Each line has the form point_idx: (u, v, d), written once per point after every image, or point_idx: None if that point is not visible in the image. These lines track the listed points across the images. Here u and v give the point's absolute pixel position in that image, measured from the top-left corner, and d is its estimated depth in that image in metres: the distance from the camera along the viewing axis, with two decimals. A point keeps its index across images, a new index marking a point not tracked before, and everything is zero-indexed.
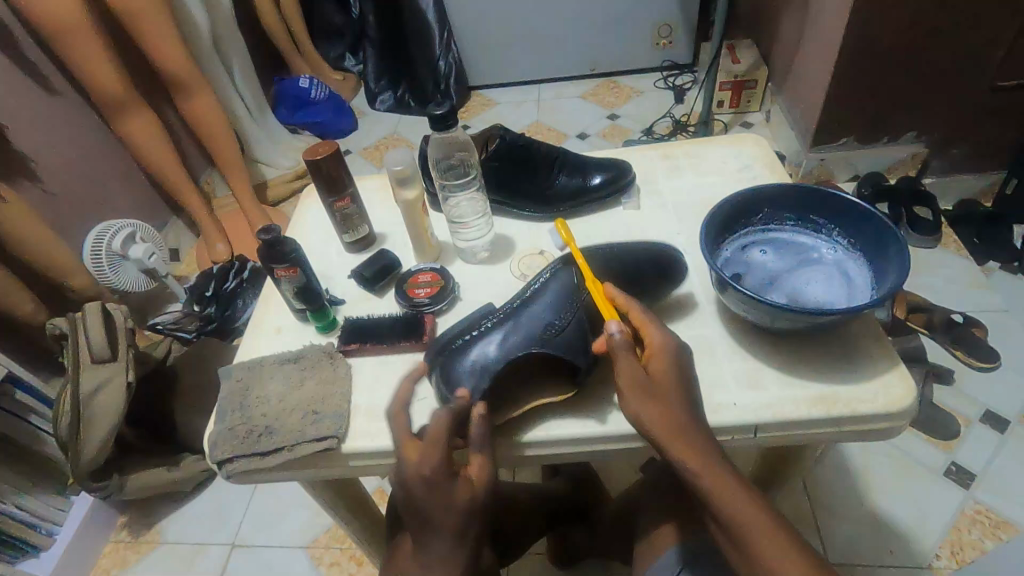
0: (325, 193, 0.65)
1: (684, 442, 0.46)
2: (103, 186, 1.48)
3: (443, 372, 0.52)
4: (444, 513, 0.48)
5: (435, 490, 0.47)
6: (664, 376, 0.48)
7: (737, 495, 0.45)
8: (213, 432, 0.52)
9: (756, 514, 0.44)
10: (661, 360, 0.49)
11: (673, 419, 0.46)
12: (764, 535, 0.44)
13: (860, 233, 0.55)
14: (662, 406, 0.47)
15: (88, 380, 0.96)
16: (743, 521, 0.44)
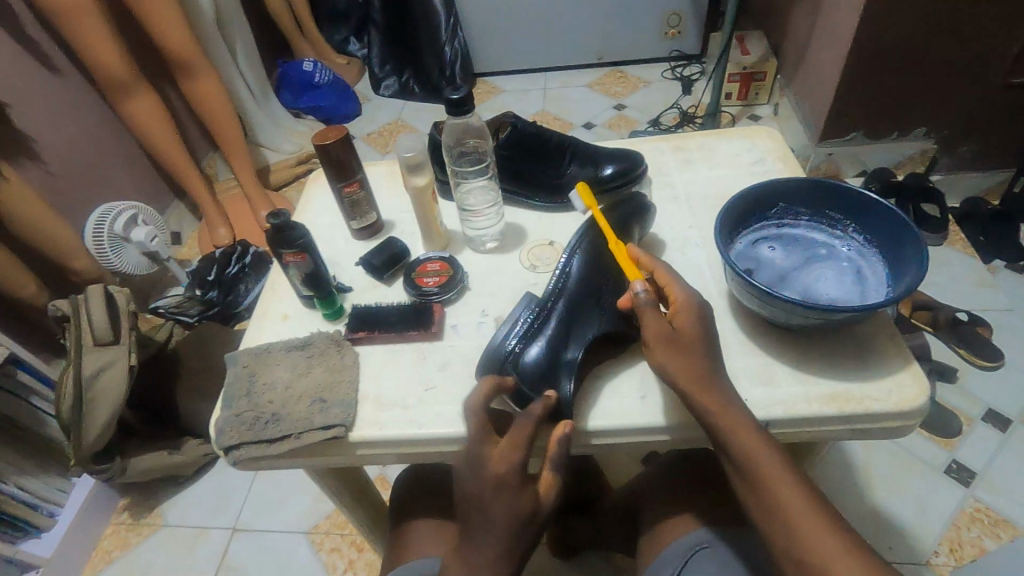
0: (333, 179, 0.64)
1: (708, 394, 0.47)
2: (105, 168, 1.46)
3: (520, 378, 0.51)
4: (510, 514, 0.46)
5: (507, 485, 0.46)
6: (689, 331, 0.49)
7: (786, 480, 0.45)
8: (220, 418, 0.51)
9: (777, 466, 0.46)
10: (687, 316, 0.50)
11: (698, 372, 0.48)
12: (784, 485, 0.45)
13: (877, 231, 0.54)
14: (687, 361, 0.48)
15: (90, 363, 0.95)
16: (764, 471, 0.45)
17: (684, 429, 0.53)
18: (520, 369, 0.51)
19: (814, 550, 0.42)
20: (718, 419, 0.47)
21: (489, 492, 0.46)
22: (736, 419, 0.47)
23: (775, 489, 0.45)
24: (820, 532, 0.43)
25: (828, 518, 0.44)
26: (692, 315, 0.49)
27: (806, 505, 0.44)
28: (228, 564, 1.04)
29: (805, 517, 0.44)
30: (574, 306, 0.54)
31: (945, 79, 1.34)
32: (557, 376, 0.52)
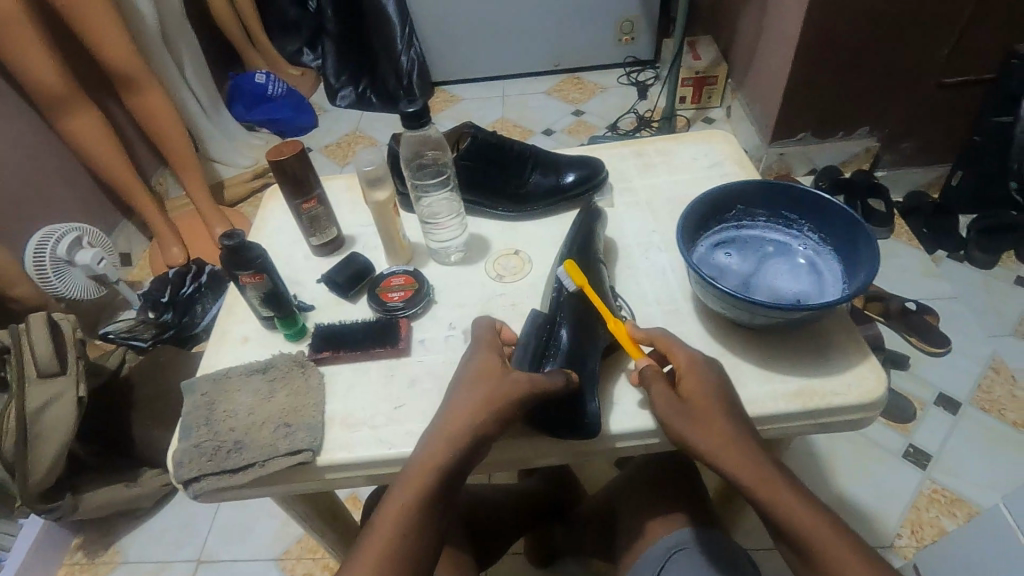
0: (290, 196, 0.62)
1: (737, 453, 0.46)
2: (44, 188, 1.39)
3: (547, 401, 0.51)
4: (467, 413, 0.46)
5: (483, 381, 0.48)
6: (704, 392, 0.48)
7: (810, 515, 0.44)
8: (178, 450, 0.49)
9: (816, 521, 0.43)
10: (701, 374, 0.49)
11: (724, 431, 0.46)
12: (824, 539, 0.43)
13: (830, 230, 0.56)
14: (709, 422, 0.47)
15: (36, 396, 0.90)
16: (804, 529, 0.43)
17: (655, 432, 0.54)
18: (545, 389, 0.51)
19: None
20: (748, 477, 0.45)
21: (469, 382, 0.49)
22: (767, 475, 0.45)
23: (817, 545, 0.43)
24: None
25: (875, 566, 0.42)
26: (703, 376, 0.49)
27: (851, 557, 0.42)
28: None
29: (854, 566, 0.42)
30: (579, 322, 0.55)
31: (884, 80, 1.40)
32: (581, 393, 0.52)
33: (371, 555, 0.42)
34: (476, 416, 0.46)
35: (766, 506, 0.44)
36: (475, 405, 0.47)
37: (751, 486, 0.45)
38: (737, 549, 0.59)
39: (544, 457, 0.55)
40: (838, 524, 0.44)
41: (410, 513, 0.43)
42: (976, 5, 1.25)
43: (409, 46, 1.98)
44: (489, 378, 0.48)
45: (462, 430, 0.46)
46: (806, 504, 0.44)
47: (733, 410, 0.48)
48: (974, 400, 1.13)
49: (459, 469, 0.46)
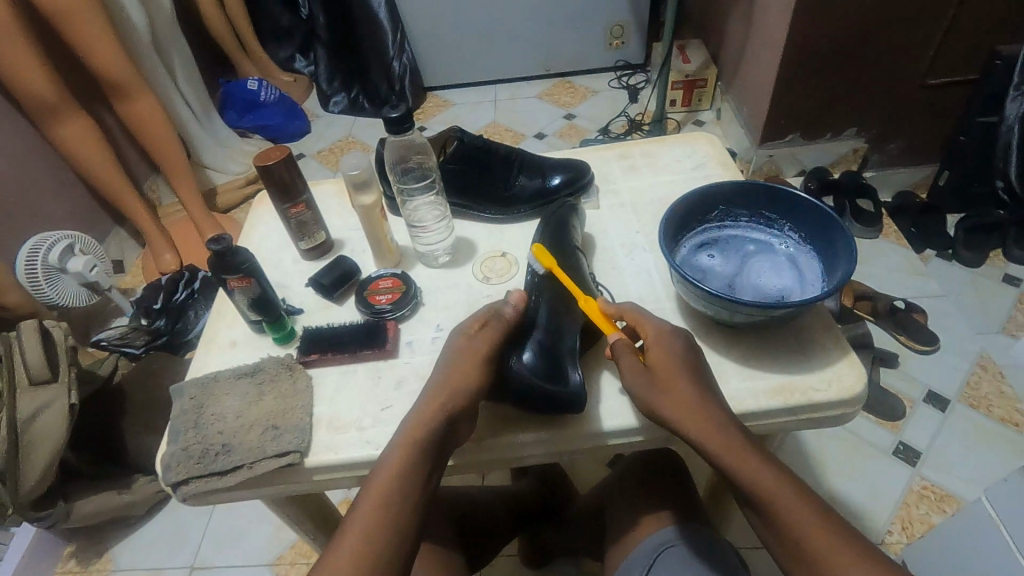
0: (278, 201, 0.63)
1: (706, 422, 0.47)
2: (35, 196, 1.39)
3: (532, 372, 0.52)
4: (450, 393, 0.49)
5: (467, 361, 0.51)
6: (671, 363, 0.49)
7: (785, 491, 0.44)
8: (166, 453, 0.49)
9: (782, 486, 0.45)
10: (671, 345, 0.51)
11: (692, 399, 0.48)
12: (789, 504, 0.44)
13: (810, 229, 0.56)
14: (677, 392, 0.48)
15: (27, 403, 0.90)
16: (770, 495, 0.44)
17: (640, 431, 0.54)
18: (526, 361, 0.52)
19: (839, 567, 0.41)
20: (716, 444, 0.46)
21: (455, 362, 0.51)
22: (735, 442, 0.46)
23: (783, 510, 0.44)
24: (838, 545, 0.42)
25: (838, 530, 0.43)
26: (671, 348, 0.50)
27: (816, 521, 0.43)
28: None
29: (819, 530, 0.43)
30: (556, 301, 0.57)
31: (870, 82, 1.42)
32: (564, 365, 0.54)
33: (355, 527, 0.43)
34: (458, 397, 0.49)
35: (734, 473, 0.45)
36: (457, 386, 0.50)
37: (719, 453, 0.46)
38: (724, 546, 0.60)
39: (527, 457, 0.55)
40: (811, 498, 0.44)
41: (390, 488, 0.45)
42: (958, 8, 1.26)
43: (401, 52, 1.99)
44: (475, 359, 0.51)
45: (444, 407, 0.48)
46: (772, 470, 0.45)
47: (700, 379, 0.49)
48: (963, 397, 1.14)
49: (440, 446, 0.48)
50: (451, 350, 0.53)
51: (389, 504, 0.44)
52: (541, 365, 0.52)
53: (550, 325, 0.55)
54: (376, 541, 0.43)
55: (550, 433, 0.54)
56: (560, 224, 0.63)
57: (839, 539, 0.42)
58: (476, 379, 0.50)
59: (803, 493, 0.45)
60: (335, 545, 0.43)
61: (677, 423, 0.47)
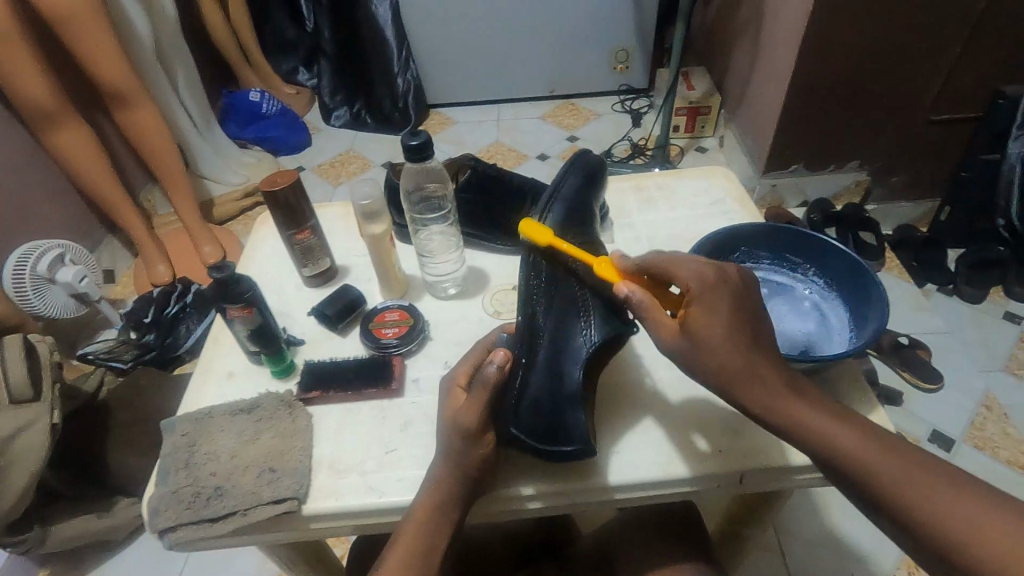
0: (284, 226, 0.60)
1: (760, 388, 0.45)
2: (27, 203, 1.36)
3: (525, 431, 0.52)
4: (454, 469, 0.46)
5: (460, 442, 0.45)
6: (715, 327, 0.46)
7: (867, 447, 0.42)
8: (155, 495, 0.46)
9: (853, 434, 0.43)
10: (712, 297, 0.46)
11: (748, 367, 0.45)
12: (861, 449, 0.42)
13: (836, 276, 0.55)
14: (723, 358, 0.45)
15: (6, 422, 0.86)
16: (835, 440, 0.43)
17: (650, 486, 0.56)
18: (517, 422, 0.52)
19: (928, 500, 0.39)
20: (769, 402, 0.45)
21: (452, 440, 0.46)
22: (788, 399, 0.45)
23: (852, 455, 0.42)
24: (926, 478, 0.40)
25: (923, 463, 0.41)
26: (715, 304, 0.45)
27: (893, 460, 0.41)
28: None
29: (915, 481, 0.40)
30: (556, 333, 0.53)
31: (875, 115, 1.42)
32: (565, 416, 0.52)
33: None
34: (461, 476, 0.46)
35: (791, 429, 0.45)
36: (455, 462, 0.46)
37: (773, 413, 0.45)
38: None
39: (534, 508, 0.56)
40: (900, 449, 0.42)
41: (420, 566, 0.43)
42: (965, 46, 1.27)
43: (406, 68, 1.98)
44: (467, 440, 0.45)
45: (465, 475, 0.46)
46: (836, 421, 0.44)
47: (754, 341, 0.45)
48: (968, 437, 1.12)
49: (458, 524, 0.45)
50: (444, 422, 0.47)
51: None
52: (533, 423, 0.52)
53: (545, 365, 0.53)
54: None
55: (560, 487, 0.55)
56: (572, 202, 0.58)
57: (924, 471, 0.40)
58: (477, 453, 0.46)
59: (873, 435, 0.43)
60: None
61: (726, 386, 0.46)
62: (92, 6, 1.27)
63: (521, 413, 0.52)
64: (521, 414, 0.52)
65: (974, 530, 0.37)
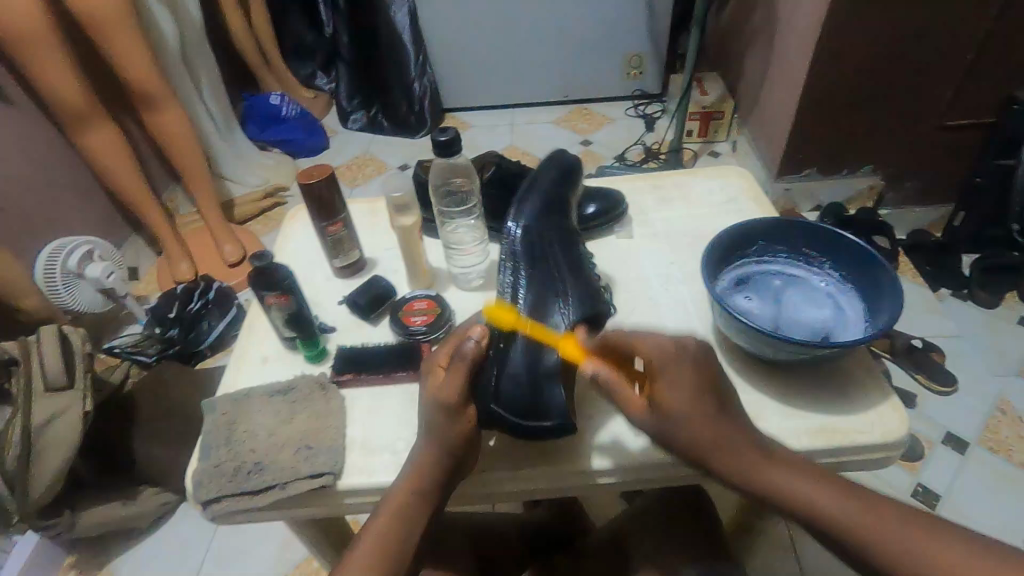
0: (316, 217, 0.63)
1: (727, 451, 0.46)
2: (57, 202, 1.40)
3: (504, 406, 0.51)
4: (436, 442, 0.47)
5: (443, 418, 0.48)
6: (679, 399, 0.47)
7: (835, 497, 0.42)
8: (198, 469, 0.48)
9: (832, 496, 0.42)
10: (676, 368, 0.48)
11: (716, 434, 0.46)
12: (827, 498, 0.42)
13: (852, 268, 0.56)
14: (695, 429, 0.46)
15: (41, 409, 0.89)
16: (803, 492, 0.43)
17: (640, 470, 0.57)
18: (496, 399, 0.51)
19: (919, 555, 0.38)
20: (737, 463, 0.46)
21: (434, 417, 0.48)
22: (759, 463, 0.46)
23: (819, 509, 0.42)
24: (911, 528, 0.39)
25: (890, 507, 0.41)
26: (678, 380, 0.47)
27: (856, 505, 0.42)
28: None
29: (891, 527, 0.40)
30: (536, 307, 0.55)
31: (888, 121, 1.43)
32: (545, 387, 0.52)
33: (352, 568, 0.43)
34: (444, 450, 0.48)
35: (769, 495, 0.45)
36: (437, 439, 0.48)
37: (745, 478, 0.45)
38: None
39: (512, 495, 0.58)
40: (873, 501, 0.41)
41: (395, 527, 0.45)
42: (978, 52, 1.28)
43: (422, 73, 2.02)
44: (450, 413, 0.48)
45: (443, 456, 0.48)
46: (805, 473, 0.44)
47: (720, 404, 0.47)
48: (982, 440, 1.13)
49: (434, 493, 0.47)
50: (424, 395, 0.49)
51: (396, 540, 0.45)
52: (512, 400, 0.51)
53: (523, 347, 0.52)
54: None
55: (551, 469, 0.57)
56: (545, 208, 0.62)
57: (891, 517, 0.40)
58: (457, 430, 0.48)
59: (835, 482, 0.43)
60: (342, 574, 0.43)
61: (698, 448, 0.47)
62: (124, 11, 1.32)
63: (500, 388, 0.51)
64: (501, 392, 0.52)
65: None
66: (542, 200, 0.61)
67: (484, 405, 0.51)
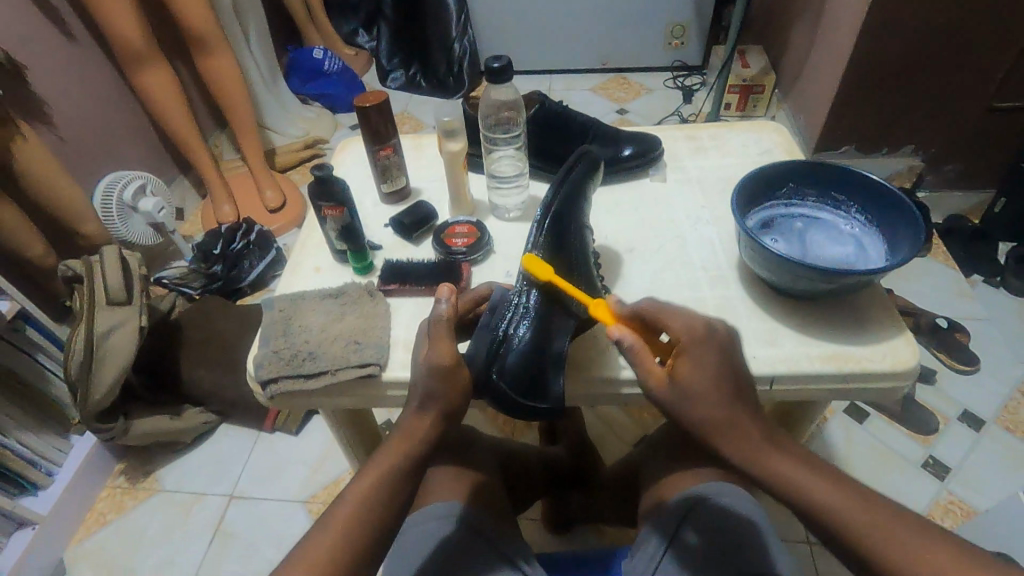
0: (370, 142, 0.67)
1: (735, 434, 0.49)
2: (114, 139, 1.47)
3: (506, 382, 0.53)
4: (431, 412, 0.52)
5: (442, 380, 0.51)
6: (699, 377, 0.49)
7: (832, 491, 0.47)
8: (259, 353, 0.54)
9: (828, 490, 0.47)
10: (700, 351, 0.50)
11: (727, 417, 0.49)
12: (835, 500, 0.47)
13: (879, 212, 0.58)
14: (706, 409, 0.49)
15: (104, 320, 0.97)
16: (809, 486, 0.48)
17: None
18: (500, 370, 0.53)
19: (901, 554, 0.44)
20: (745, 450, 0.49)
21: (429, 381, 0.51)
22: (767, 450, 0.49)
23: (823, 505, 0.47)
24: (895, 528, 0.45)
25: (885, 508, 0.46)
26: (703, 359, 0.49)
27: (856, 503, 0.46)
28: (224, 530, 1.05)
29: (877, 523, 0.45)
30: (550, 294, 0.54)
31: (936, 101, 1.40)
32: (549, 375, 0.55)
33: (336, 523, 0.48)
34: (437, 417, 0.52)
35: (770, 480, 0.49)
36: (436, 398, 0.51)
37: (756, 463, 0.49)
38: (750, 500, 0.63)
39: None
40: (872, 496, 0.47)
41: (377, 491, 0.50)
42: None
43: (463, 34, 2.03)
44: (446, 378, 0.51)
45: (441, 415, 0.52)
46: (811, 471, 0.49)
47: (736, 390, 0.49)
48: (999, 420, 1.13)
49: (417, 463, 0.52)
50: (420, 363, 0.51)
51: (382, 494, 0.50)
52: (516, 378, 0.53)
53: (528, 329, 0.53)
54: (347, 539, 0.47)
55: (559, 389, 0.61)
56: (574, 201, 0.59)
57: (886, 514, 0.46)
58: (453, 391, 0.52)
59: (841, 482, 0.48)
60: (333, 513, 0.49)
61: (711, 431, 0.49)
62: None
63: (506, 366, 0.52)
64: (506, 367, 0.53)
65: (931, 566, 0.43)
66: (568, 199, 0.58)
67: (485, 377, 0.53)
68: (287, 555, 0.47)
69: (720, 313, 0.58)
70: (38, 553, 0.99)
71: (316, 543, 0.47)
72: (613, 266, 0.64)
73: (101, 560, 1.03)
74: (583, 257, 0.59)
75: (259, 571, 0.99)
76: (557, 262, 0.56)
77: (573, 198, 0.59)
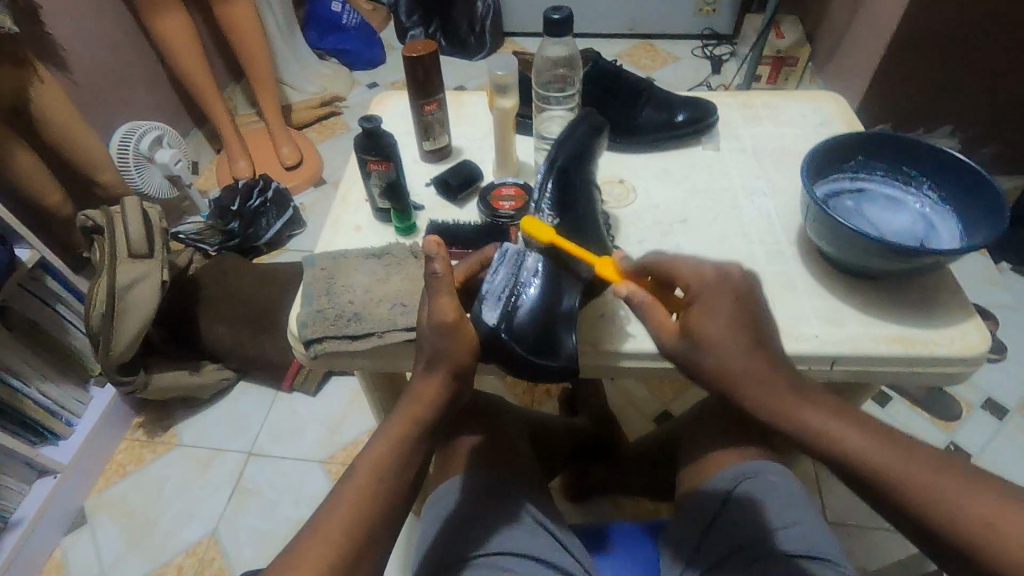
0: (416, 97, 0.70)
1: (756, 382, 0.46)
2: (129, 86, 1.43)
3: (517, 339, 0.51)
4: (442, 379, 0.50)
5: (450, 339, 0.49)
6: (716, 327, 0.46)
7: (852, 429, 0.44)
8: (302, 313, 0.56)
9: (849, 432, 0.44)
10: (713, 296, 0.47)
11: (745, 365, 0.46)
12: (873, 450, 0.43)
13: (952, 189, 0.59)
14: (734, 360, 0.46)
15: (125, 273, 0.95)
16: (840, 435, 0.44)
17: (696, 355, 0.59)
18: (507, 327, 0.51)
19: (941, 508, 0.40)
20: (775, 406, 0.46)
21: (433, 343, 0.50)
22: (792, 399, 0.46)
23: (854, 455, 0.43)
24: (936, 474, 0.41)
25: (921, 453, 0.43)
26: (712, 304, 0.47)
27: (891, 450, 0.43)
28: (243, 487, 1.05)
29: (908, 467, 0.42)
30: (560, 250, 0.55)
31: (986, 82, 1.33)
32: (559, 331, 0.53)
33: (351, 498, 0.46)
34: (451, 382, 0.51)
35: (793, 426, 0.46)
36: (451, 362, 0.50)
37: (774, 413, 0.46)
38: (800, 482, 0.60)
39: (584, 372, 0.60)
40: (915, 448, 0.43)
41: (393, 461, 0.49)
42: None
43: None
44: (458, 339, 0.49)
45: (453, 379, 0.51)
46: (845, 420, 0.45)
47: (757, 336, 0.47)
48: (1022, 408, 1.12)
49: (428, 431, 0.51)
50: (427, 323, 0.50)
51: (396, 461, 0.48)
52: (528, 335, 0.52)
53: (538, 288, 0.53)
54: (364, 512, 0.46)
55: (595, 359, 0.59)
56: (580, 153, 0.58)
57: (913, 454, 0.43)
58: (462, 352, 0.50)
59: (874, 430, 0.44)
60: (351, 484, 0.47)
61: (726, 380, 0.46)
62: None
63: (514, 322, 0.51)
64: (516, 322, 0.52)
65: (977, 516, 0.39)
66: (573, 149, 0.57)
67: (492, 334, 0.51)
68: (301, 531, 0.45)
69: (779, 290, 0.59)
70: (59, 502, 0.99)
71: (331, 518, 0.45)
72: (671, 237, 0.65)
73: (121, 512, 1.03)
74: (590, 215, 0.58)
75: (277, 528, 1.00)
76: (566, 213, 0.56)
77: (576, 157, 0.58)
